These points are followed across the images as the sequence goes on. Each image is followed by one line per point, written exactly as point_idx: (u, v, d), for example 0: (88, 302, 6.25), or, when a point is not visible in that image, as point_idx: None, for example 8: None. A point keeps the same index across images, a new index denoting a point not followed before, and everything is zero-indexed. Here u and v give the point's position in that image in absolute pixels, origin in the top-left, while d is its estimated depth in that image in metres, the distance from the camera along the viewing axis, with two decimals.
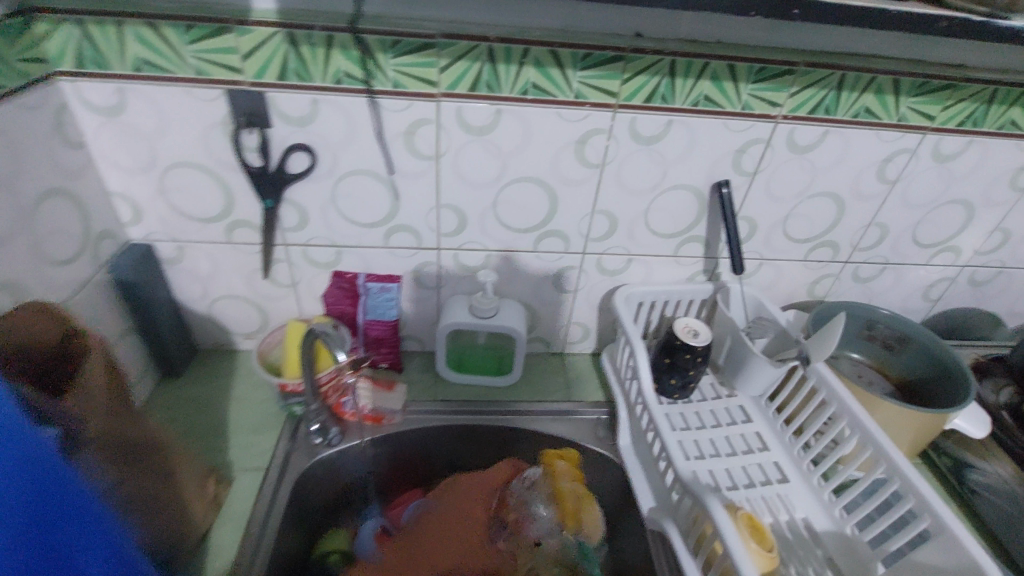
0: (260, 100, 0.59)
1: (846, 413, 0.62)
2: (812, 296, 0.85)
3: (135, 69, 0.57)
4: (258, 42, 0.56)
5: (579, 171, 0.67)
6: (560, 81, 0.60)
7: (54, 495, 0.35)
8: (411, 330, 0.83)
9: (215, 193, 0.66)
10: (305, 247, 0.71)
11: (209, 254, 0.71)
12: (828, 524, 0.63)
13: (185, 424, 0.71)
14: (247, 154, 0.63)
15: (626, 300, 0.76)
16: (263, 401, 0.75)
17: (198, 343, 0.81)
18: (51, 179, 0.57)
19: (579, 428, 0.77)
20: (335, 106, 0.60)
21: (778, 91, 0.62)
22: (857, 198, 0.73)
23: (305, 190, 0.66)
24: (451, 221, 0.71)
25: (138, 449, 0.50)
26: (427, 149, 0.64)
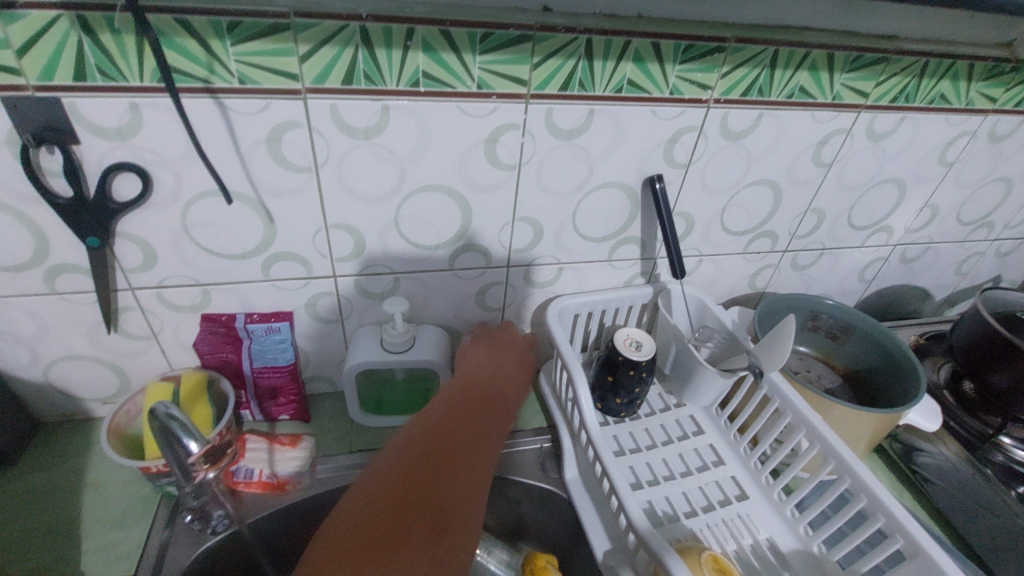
0: (54, 110, 0.44)
1: (804, 423, 0.57)
2: (753, 288, 0.80)
3: None
4: (37, 29, 0.41)
5: (494, 175, 0.57)
6: (457, 68, 0.49)
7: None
8: (315, 370, 0.70)
9: (18, 235, 0.50)
10: (159, 290, 0.57)
11: (26, 310, 0.55)
12: (792, 543, 0.58)
13: (18, 531, 0.55)
14: (53, 182, 0.47)
15: (561, 314, 0.68)
16: (129, 483, 0.60)
17: (38, 418, 0.64)
18: None
19: (520, 463, 0.68)
20: (166, 113, 0.46)
21: (708, 71, 0.55)
22: (794, 183, 0.68)
23: (146, 220, 0.52)
24: (345, 243, 0.59)
25: None
26: (301, 160, 0.51)
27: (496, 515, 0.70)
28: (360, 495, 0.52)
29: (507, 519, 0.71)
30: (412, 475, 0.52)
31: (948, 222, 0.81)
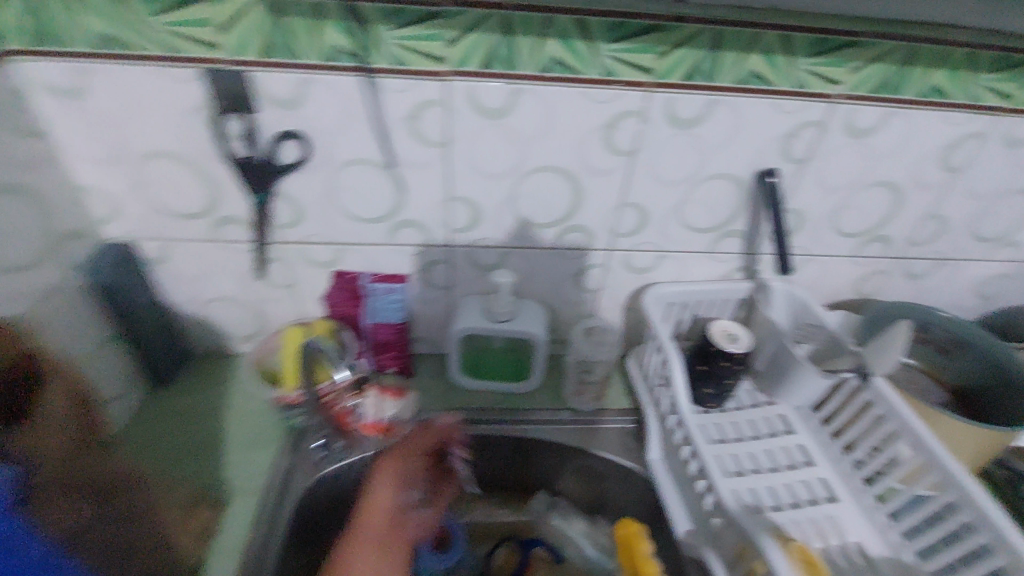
0: (243, 81, 0.51)
1: (907, 430, 0.56)
2: (858, 294, 0.78)
3: (96, 46, 0.49)
4: (238, 12, 0.48)
5: (608, 160, 0.60)
6: (586, 56, 0.52)
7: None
8: (420, 332, 0.77)
9: (200, 188, 0.59)
10: (302, 245, 0.64)
11: (196, 254, 0.64)
12: (884, 550, 0.57)
13: (176, 439, 0.65)
14: (233, 144, 0.55)
15: (657, 300, 0.70)
16: (262, 412, 0.69)
17: (190, 348, 0.74)
18: (8, 173, 0.50)
19: (605, 439, 0.71)
20: (330, 88, 0.52)
21: (836, 66, 0.54)
22: (917, 186, 0.65)
23: (300, 183, 0.59)
24: (463, 216, 0.64)
25: (114, 490, 0.43)
26: (436, 136, 0.57)
27: (576, 487, 0.74)
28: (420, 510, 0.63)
29: (586, 492, 0.74)
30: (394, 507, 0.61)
31: None
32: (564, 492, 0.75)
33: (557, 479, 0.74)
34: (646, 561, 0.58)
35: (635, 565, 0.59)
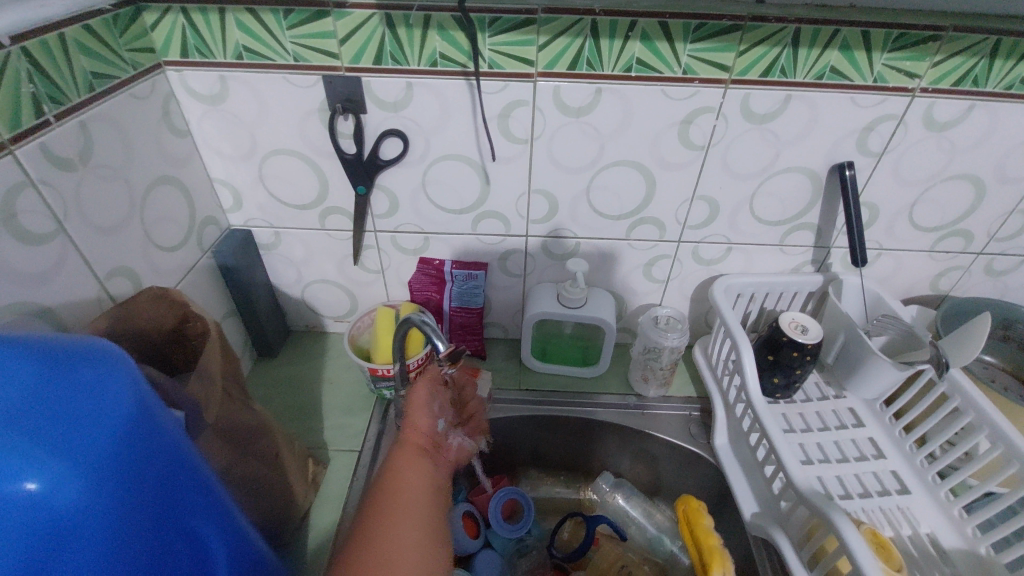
0: (355, 85, 0.58)
1: (987, 423, 0.55)
2: (934, 290, 0.77)
3: (236, 57, 0.57)
4: (356, 24, 0.54)
5: (682, 154, 0.63)
6: (667, 55, 0.56)
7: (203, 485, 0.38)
8: (495, 317, 0.82)
9: (310, 181, 0.66)
10: (395, 233, 0.71)
11: (302, 239, 0.72)
12: (959, 543, 0.57)
13: (281, 404, 0.73)
14: (342, 141, 0.63)
15: (725, 291, 0.72)
16: (353, 384, 0.76)
17: (290, 326, 0.83)
18: (162, 167, 0.59)
19: (669, 424, 0.74)
20: (430, 90, 0.58)
21: (917, 60, 0.55)
22: (1001, 180, 0.64)
23: (397, 176, 0.66)
24: (541, 207, 0.68)
25: (247, 434, 0.51)
26: (521, 133, 0.62)
27: (640, 469, 0.77)
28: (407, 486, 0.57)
29: (650, 475, 0.77)
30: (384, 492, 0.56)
31: None
32: (628, 474, 0.78)
33: (621, 461, 0.78)
34: (707, 536, 0.61)
35: (696, 539, 0.61)
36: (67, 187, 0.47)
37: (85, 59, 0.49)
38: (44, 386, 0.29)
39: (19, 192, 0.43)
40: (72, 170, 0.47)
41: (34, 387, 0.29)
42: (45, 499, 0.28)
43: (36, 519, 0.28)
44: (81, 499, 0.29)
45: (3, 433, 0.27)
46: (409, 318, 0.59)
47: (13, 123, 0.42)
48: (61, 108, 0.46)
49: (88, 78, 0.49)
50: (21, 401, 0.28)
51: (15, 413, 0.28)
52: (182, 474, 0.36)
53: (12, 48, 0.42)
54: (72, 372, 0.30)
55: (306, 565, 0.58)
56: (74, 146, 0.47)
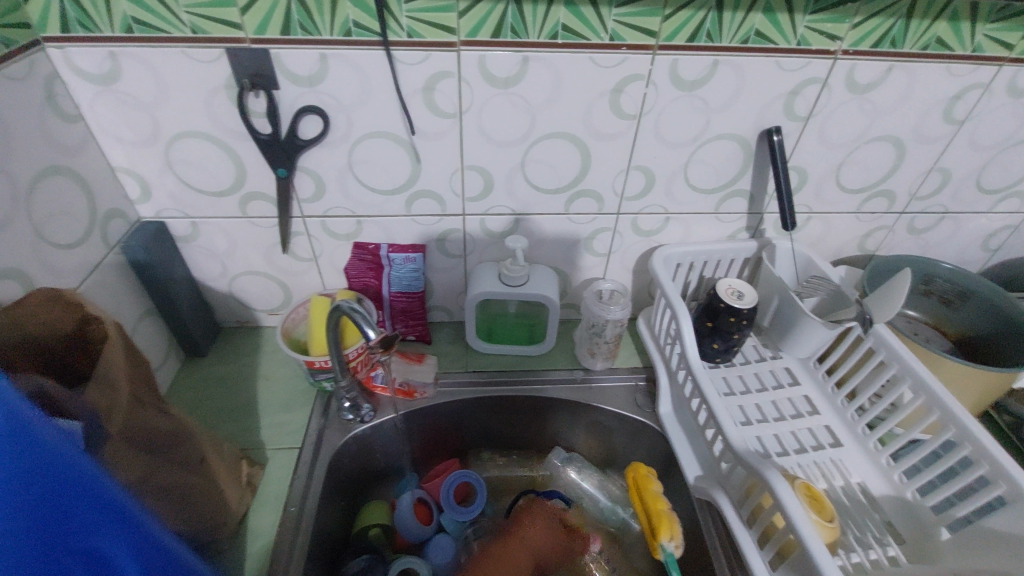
0: (262, 59, 0.54)
1: (909, 374, 0.58)
2: (862, 250, 0.80)
3: (125, 30, 0.52)
4: None
5: (615, 124, 0.62)
6: (593, 21, 0.54)
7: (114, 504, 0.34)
8: (437, 300, 0.80)
9: (225, 166, 0.62)
10: (323, 219, 0.68)
11: (223, 230, 0.67)
12: (886, 488, 0.60)
13: (213, 405, 0.69)
14: (256, 120, 0.58)
15: (665, 261, 0.72)
16: (292, 378, 0.73)
17: (221, 321, 0.78)
18: (48, 156, 0.53)
19: (617, 396, 0.75)
20: (346, 63, 0.55)
21: (838, 22, 0.55)
22: (919, 140, 0.66)
23: (319, 157, 0.62)
24: (476, 184, 0.66)
25: (168, 438, 0.49)
26: (449, 106, 0.59)
27: (591, 442, 0.78)
28: None
29: (600, 448, 0.78)
30: None
31: None
32: (579, 448, 0.79)
33: (571, 436, 0.78)
34: (656, 499, 0.62)
35: (644, 503, 0.62)
36: None
37: None
38: None
39: None
40: None
41: None
42: None
43: None
44: None
45: None
46: (339, 305, 0.56)
47: None
48: None
49: None
50: None
51: None
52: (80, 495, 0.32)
53: None
54: None
55: (245, 570, 0.55)
56: None
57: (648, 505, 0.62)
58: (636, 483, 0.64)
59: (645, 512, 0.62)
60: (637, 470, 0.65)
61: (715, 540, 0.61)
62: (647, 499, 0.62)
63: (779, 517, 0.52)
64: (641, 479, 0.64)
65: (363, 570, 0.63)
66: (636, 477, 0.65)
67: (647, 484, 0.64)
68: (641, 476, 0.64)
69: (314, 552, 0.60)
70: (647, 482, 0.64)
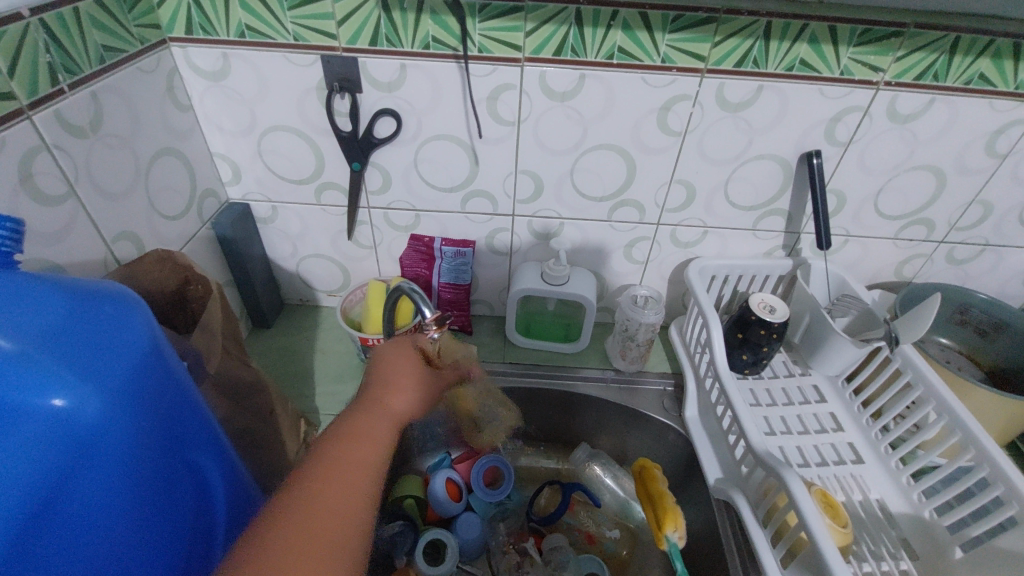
0: (351, 65, 0.61)
1: (934, 397, 0.60)
2: (899, 277, 0.81)
3: (239, 35, 0.60)
4: (353, 7, 0.57)
5: (661, 140, 0.66)
6: (646, 45, 0.59)
7: (204, 422, 0.42)
8: (481, 294, 0.86)
9: (307, 157, 0.69)
10: (387, 210, 0.75)
11: (299, 214, 0.75)
12: (904, 507, 0.62)
13: (275, 372, 0.76)
14: (338, 119, 0.66)
15: (700, 272, 0.75)
16: (345, 354, 0.80)
17: (286, 298, 0.86)
18: (164, 139, 0.62)
19: (645, 398, 0.78)
20: (422, 72, 0.62)
21: (881, 55, 0.59)
22: (960, 172, 0.68)
23: (389, 154, 0.69)
24: (527, 188, 0.72)
25: (248, 389, 0.56)
26: (509, 115, 0.65)
27: (617, 441, 0.81)
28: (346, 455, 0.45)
29: (625, 447, 0.81)
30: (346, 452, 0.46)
31: None
32: (605, 446, 0.82)
33: (598, 433, 0.82)
34: (663, 495, 0.65)
35: (650, 497, 0.66)
36: (80, 153, 0.50)
37: (97, 33, 0.52)
38: (72, 319, 0.33)
39: (36, 154, 0.46)
40: (83, 138, 0.51)
41: (61, 318, 0.32)
42: (70, 416, 0.31)
43: (64, 433, 0.31)
44: (103, 415, 0.32)
45: (37, 354, 0.30)
46: (400, 285, 0.61)
47: (31, 91, 0.45)
48: (74, 78, 0.49)
49: (99, 51, 0.52)
50: (52, 328, 0.31)
51: (44, 339, 0.31)
52: (185, 411, 0.40)
53: (30, 20, 0.44)
54: (93, 311, 0.34)
55: None
56: (85, 114, 0.50)
57: (653, 499, 0.65)
58: (643, 479, 0.68)
59: (650, 506, 0.65)
60: (643, 466, 0.69)
61: (731, 540, 0.63)
62: (652, 493, 0.65)
63: (794, 518, 0.54)
64: (647, 475, 0.68)
65: (394, 534, 0.69)
66: (641, 472, 0.68)
67: (653, 479, 0.67)
68: (648, 472, 0.68)
69: None
70: (653, 477, 0.67)
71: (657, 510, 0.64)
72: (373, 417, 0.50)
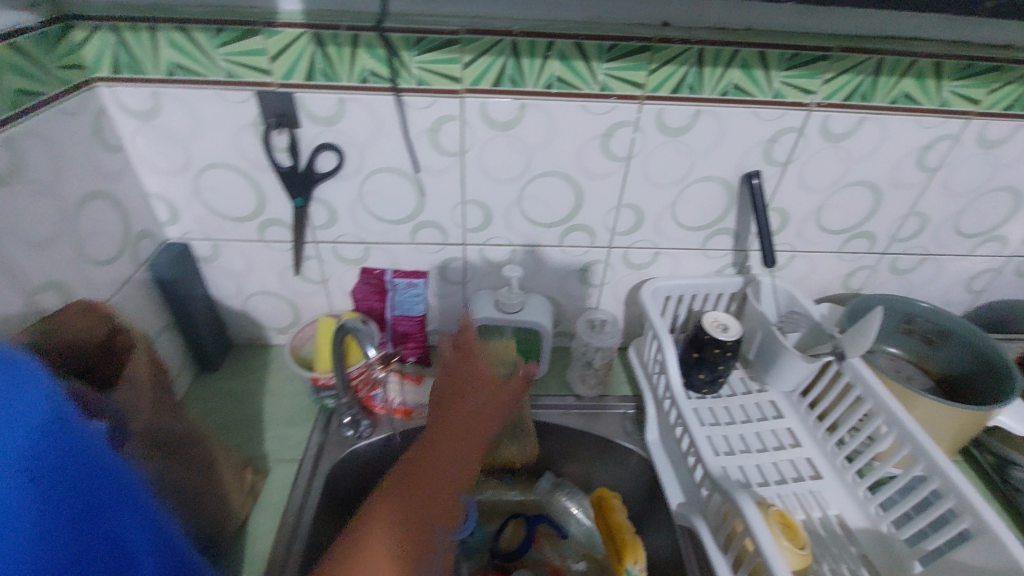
0: (287, 101, 0.60)
1: (883, 409, 0.61)
2: (846, 288, 0.83)
3: (168, 73, 0.58)
4: (286, 43, 0.56)
5: (606, 165, 0.67)
6: (584, 74, 0.59)
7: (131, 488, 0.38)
8: (437, 325, 0.84)
9: (247, 195, 0.68)
10: (334, 245, 0.73)
11: (242, 252, 0.73)
12: (863, 521, 0.62)
13: (222, 416, 0.73)
14: (277, 155, 0.64)
15: (653, 294, 0.76)
16: (297, 394, 0.78)
17: (234, 338, 0.83)
18: (94, 182, 0.59)
19: (606, 422, 0.77)
20: (361, 105, 0.61)
21: (811, 77, 0.60)
22: (895, 186, 0.70)
23: (333, 188, 0.67)
24: (476, 217, 0.71)
25: (182, 442, 0.52)
26: (452, 146, 0.64)
27: (581, 468, 0.80)
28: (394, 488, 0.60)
29: (589, 474, 0.80)
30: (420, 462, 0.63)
31: None
32: (570, 474, 0.81)
33: (561, 461, 0.81)
34: (622, 526, 0.64)
35: (611, 530, 0.65)
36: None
37: (13, 76, 0.49)
38: None
39: None
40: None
41: None
42: None
43: None
44: None
45: None
46: (344, 324, 0.61)
47: None
48: None
49: (14, 95, 0.49)
50: None
51: None
52: (108, 480, 0.36)
53: None
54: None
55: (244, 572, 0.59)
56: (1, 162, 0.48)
57: (613, 532, 0.64)
58: (601, 509, 0.67)
59: (610, 538, 0.65)
60: (601, 494, 0.68)
61: (694, 565, 0.63)
62: (611, 524, 0.65)
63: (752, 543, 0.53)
64: (604, 503, 0.67)
65: None
66: (599, 500, 0.68)
67: (612, 509, 0.66)
68: (606, 499, 0.67)
69: (307, 562, 0.63)
70: (612, 506, 0.66)
71: (618, 544, 0.63)
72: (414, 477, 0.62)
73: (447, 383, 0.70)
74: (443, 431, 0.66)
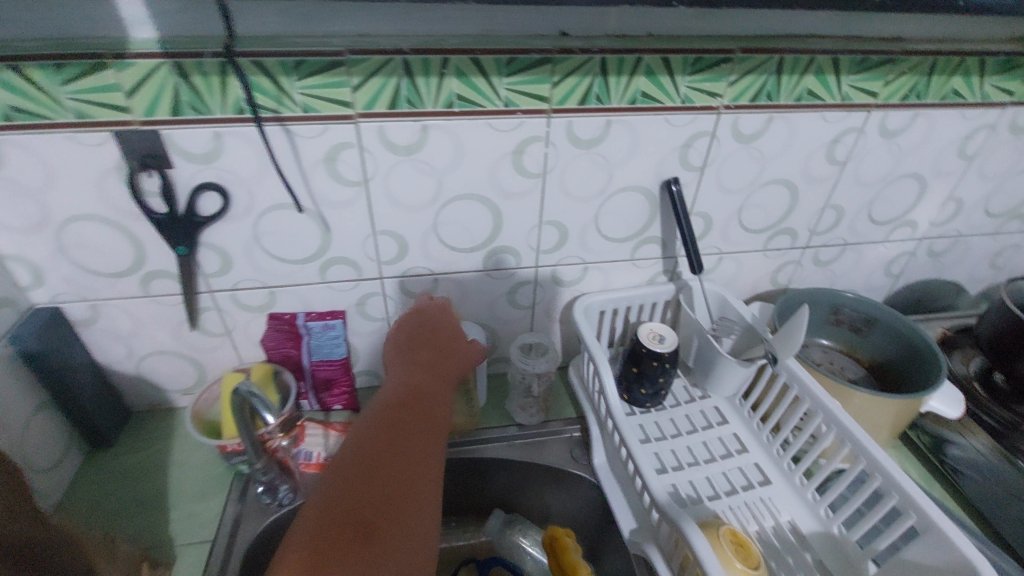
0: (154, 140, 0.53)
1: (821, 408, 0.60)
2: (775, 284, 0.83)
3: (3, 117, 0.50)
4: (142, 75, 0.50)
5: (521, 182, 0.63)
6: (486, 90, 0.56)
7: None
8: (364, 365, 0.78)
9: (123, 247, 0.60)
10: (233, 292, 0.66)
11: (126, 311, 0.65)
12: (814, 524, 0.60)
13: (117, 501, 0.64)
14: (151, 200, 0.57)
15: (586, 311, 0.73)
16: (208, 462, 0.70)
17: (131, 406, 0.74)
18: None
19: (552, 449, 0.73)
20: (242, 138, 0.55)
21: (716, 81, 0.59)
22: (810, 181, 0.71)
23: (224, 231, 0.61)
24: (390, 248, 0.66)
25: (49, 557, 0.43)
26: (353, 175, 0.59)
27: (531, 500, 0.75)
28: (352, 464, 0.53)
29: (540, 505, 0.76)
30: (392, 440, 0.55)
31: (976, 214, 0.81)
32: (520, 508, 0.77)
33: (509, 495, 0.76)
34: (577, 567, 0.61)
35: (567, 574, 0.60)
36: None
37: None
38: None
39: None
40: None
41: None
42: None
43: None
44: None
45: None
46: (236, 390, 0.55)
47: None
48: None
49: None
50: None
51: None
52: None
53: None
54: None
55: None
56: None
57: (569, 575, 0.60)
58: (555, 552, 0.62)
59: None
60: (553, 534, 0.63)
61: None
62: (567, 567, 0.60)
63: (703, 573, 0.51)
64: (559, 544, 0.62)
65: None
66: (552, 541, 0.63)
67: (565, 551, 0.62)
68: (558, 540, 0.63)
69: None
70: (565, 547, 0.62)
71: None
72: (380, 451, 0.54)
73: (413, 355, 0.66)
74: (401, 421, 0.58)
